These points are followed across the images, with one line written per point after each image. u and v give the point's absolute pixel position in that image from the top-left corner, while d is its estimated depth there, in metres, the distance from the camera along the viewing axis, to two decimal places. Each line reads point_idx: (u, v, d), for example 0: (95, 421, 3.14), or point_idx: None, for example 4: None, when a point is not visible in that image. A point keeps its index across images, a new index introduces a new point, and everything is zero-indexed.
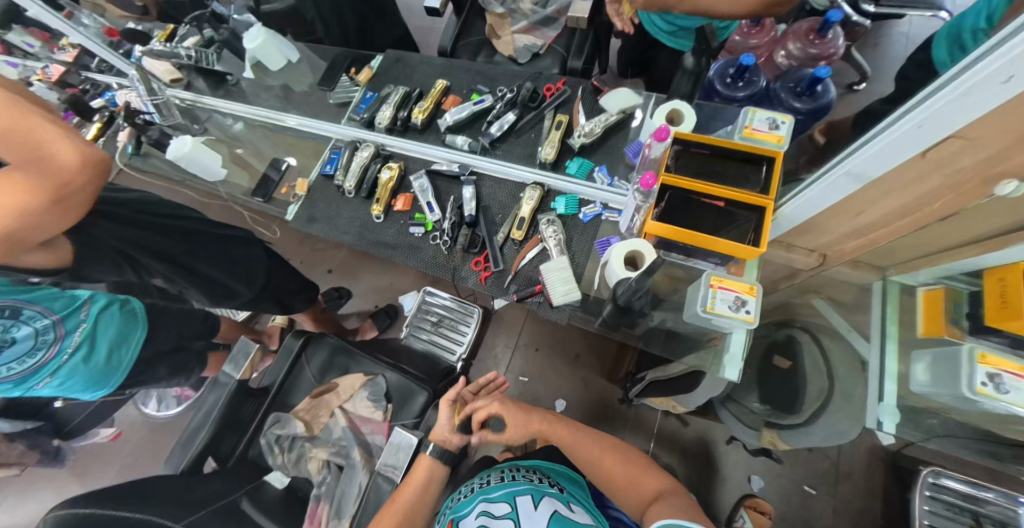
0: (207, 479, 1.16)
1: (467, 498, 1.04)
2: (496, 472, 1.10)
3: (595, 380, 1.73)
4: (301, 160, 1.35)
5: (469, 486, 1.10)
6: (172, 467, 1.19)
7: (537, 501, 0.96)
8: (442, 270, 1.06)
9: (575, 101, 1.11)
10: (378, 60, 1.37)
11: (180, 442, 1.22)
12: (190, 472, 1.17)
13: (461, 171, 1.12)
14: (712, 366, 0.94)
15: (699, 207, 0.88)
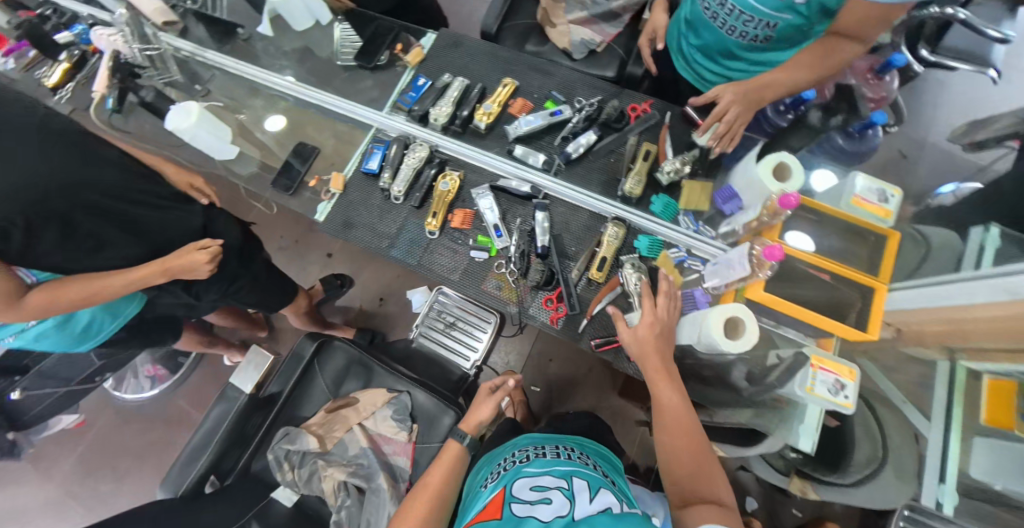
0: (210, 502, 1.03)
1: (514, 468, 0.87)
2: (559, 448, 0.93)
3: (606, 394, 1.71)
4: (331, 146, 1.17)
5: (520, 456, 0.92)
6: (169, 489, 1.05)
7: (594, 489, 0.75)
8: (507, 304, 0.96)
9: (663, 128, 1.02)
10: (430, 38, 1.19)
11: (182, 459, 1.09)
12: (191, 495, 1.03)
13: (533, 193, 1.01)
14: (780, 432, 0.91)
15: (807, 280, 0.85)
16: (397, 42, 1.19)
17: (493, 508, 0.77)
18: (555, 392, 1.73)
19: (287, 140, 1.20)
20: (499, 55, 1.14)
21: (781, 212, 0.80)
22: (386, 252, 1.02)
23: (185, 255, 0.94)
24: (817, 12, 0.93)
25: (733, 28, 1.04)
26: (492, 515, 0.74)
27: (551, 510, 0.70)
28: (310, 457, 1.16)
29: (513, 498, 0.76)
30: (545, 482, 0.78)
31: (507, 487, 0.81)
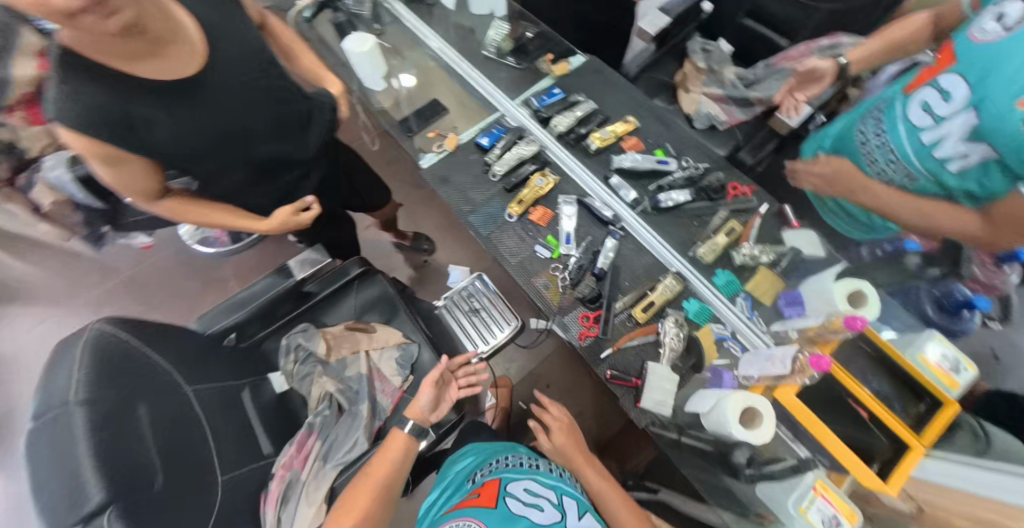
0: (223, 351, 1.10)
1: (504, 467, 0.96)
2: (546, 462, 1.04)
3: None
4: (458, 113, 1.30)
5: (512, 459, 1.01)
6: (201, 325, 1.15)
7: (581, 510, 0.87)
8: (546, 305, 1.01)
9: (755, 214, 1.04)
10: (579, 60, 1.29)
11: (223, 306, 1.19)
12: (216, 339, 1.12)
13: (612, 220, 1.06)
14: None
15: (845, 411, 0.79)
16: (551, 52, 1.32)
17: (487, 496, 0.86)
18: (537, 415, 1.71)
19: (424, 94, 1.35)
20: (632, 95, 1.23)
21: (842, 332, 0.79)
22: (465, 216, 1.11)
23: (292, 218, 1.07)
24: (963, 188, 0.96)
25: (875, 162, 1.08)
26: (485, 503, 0.84)
27: (543, 516, 0.81)
28: (313, 360, 1.23)
29: (508, 491, 0.86)
30: (535, 487, 0.89)
31: (502, 481, 0.90)
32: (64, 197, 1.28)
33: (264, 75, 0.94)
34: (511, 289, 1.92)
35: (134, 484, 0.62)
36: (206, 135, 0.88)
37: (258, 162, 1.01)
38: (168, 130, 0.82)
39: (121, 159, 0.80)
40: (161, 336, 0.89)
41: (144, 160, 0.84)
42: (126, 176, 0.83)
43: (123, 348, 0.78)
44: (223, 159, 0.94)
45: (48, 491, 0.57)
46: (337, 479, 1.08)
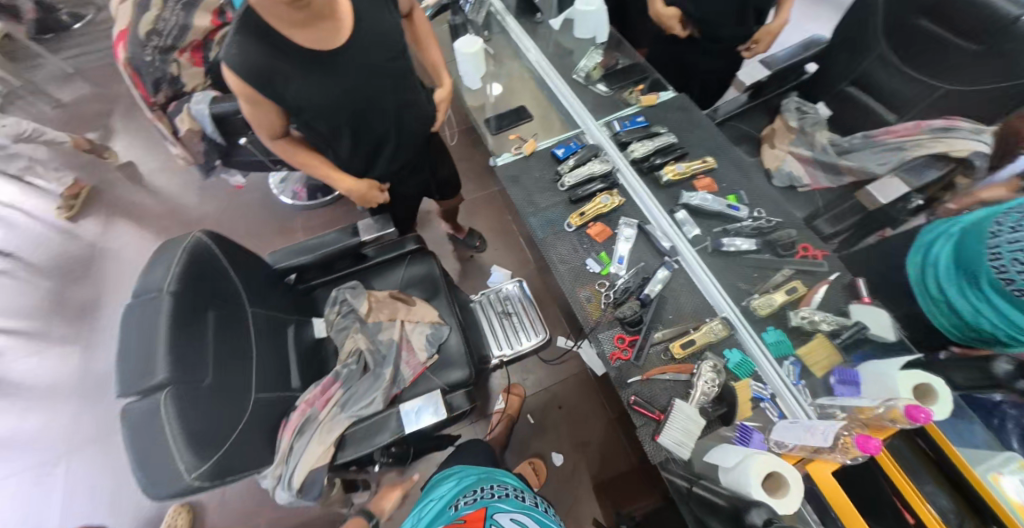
0: (277, 289, 1.30)
1: (488, 498, 0.93)
2: (535, 498, 1.02)
3: (581, 476, 1.65)
4: (541, 123, 1.35)
5: (498, 490, 0.98)
6: (274, 259, 1.33)
7: None
8: (584, 318, 1.01)
9: (822, 279, 0.99)
10: (669, 94, 1.30)
11: (295, 247, 1.35)
12: (276, 275, 1.31)
13: (669, 251, 1.06)
14: None
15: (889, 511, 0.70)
16: (641, 84, 1.34)
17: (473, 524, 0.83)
18: (543, 433, 1.73)
19: (515, 100, 1.43)
20: (718, 135, 1.20)
21: (902, 424, 0.70)
22: (527, 217, 1.14)
23: (371, 193, 1.18)
24: None
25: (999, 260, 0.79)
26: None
27: None
28: (352, 316, 1.35)
29: (493, 521, 0.83)
30: (521, 520, 0.86)
31: (487, 509, 0.88)
32: (197, 129, 1.46)
33: (394, 61, 1.02)
34: (549, 305, 1.93)
35: (188, 378, 0.87)
36: (331, 101, 0.97)
37: (359, 139, 1.09)
38: (299, 87, 0.92)
39: (257, 102, 0.92)
40: (234, 261, 1.14)
41: (275, 107, 0.95)
42: (258, 115, 0.95)
43: (207, 263, 1.04)
44: (339, 124, 1.03)
45: (132, 360, 0.85)
46: (350, 428, 1.13)
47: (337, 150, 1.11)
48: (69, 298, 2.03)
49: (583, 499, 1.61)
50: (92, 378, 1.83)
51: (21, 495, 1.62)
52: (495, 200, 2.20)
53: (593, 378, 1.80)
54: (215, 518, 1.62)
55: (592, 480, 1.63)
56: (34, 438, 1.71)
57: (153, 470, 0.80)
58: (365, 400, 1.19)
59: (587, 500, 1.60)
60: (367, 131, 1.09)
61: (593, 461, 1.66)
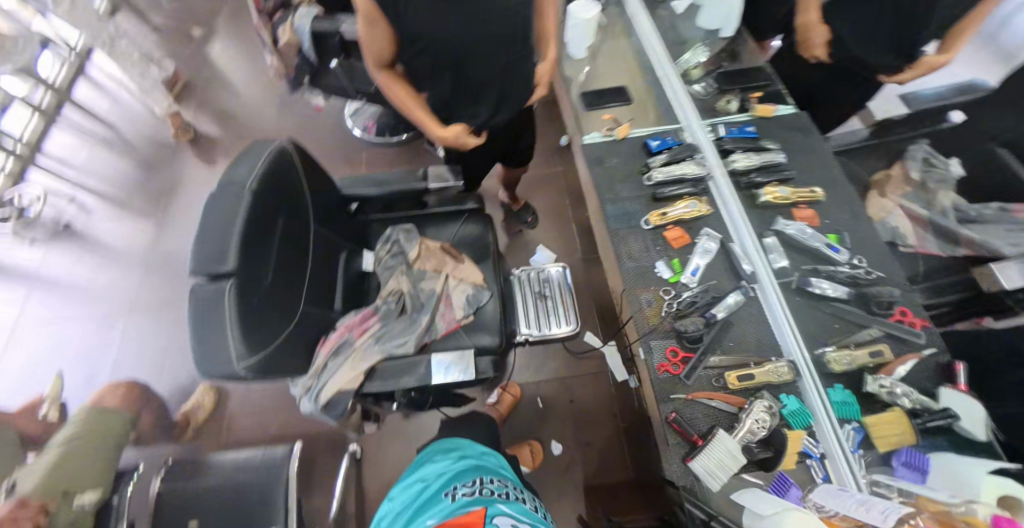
0: (339, 213, 1.34)
1: (489, 496, 0.84)
2: (533, 502, 0.93)
3: (574, 475, 1.61)
4: (639, 110, 1.26)
5: (498, 487, 0.89)
6: (342, 183, 1.36)
7: None
8: (639, 322, 0.96)
9: (914, 351, 0.88)
10: (789, 109, 1.17)
11: (364, 178, 1.36)
12: (341, 198, 1.34)
13: (748, 276, 0.97)
14: None
15: None
16: (760, 91, 1.21)
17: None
18: (547, 419, 1.70)
19: (616, 80, 1.34)
20: (836, 167, 1.08)
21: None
22: (603, 203, 1.08)
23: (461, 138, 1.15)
24: None
25: None
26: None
27: None
28: (400, 258, 1.37)
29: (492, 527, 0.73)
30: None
31: (488, 508, 0.78)
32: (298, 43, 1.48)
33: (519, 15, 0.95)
34: (587, 299, 1.87)
35: (249, 275, 0.94)
36: (444, 39, 0.93)
37: (455, 87, 1.05)
38: (418, 15, 0.90)
39: (372, 21, 0.93)
40: (311, 173, 1.20)
41: (388, 30, 0.96)
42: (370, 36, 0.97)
43: (285, 168, 1.11)
44: (443, 67, 0.99)
45: (207, 242, 0.92)
46: (381, 362, 1.14)
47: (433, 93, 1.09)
48: (152, 178, 2.26)
49: (570, 495, 1.59)
50: (158, 253, 2.09)
51: (84, 338, 1.91)
52: (558, 179, 2.13)
53: (611, 383, 1.74)
54: (234, 408, 1.77)
55: (584, 482, 1.60)
56: (102, 294, 1.99)
57: (207, 351, 0.88)
58: (398, 342, 1.19)
59: (572, 498, 1.58)
60: (470, 84, 1.04)
61: (591, 464, 1.63)
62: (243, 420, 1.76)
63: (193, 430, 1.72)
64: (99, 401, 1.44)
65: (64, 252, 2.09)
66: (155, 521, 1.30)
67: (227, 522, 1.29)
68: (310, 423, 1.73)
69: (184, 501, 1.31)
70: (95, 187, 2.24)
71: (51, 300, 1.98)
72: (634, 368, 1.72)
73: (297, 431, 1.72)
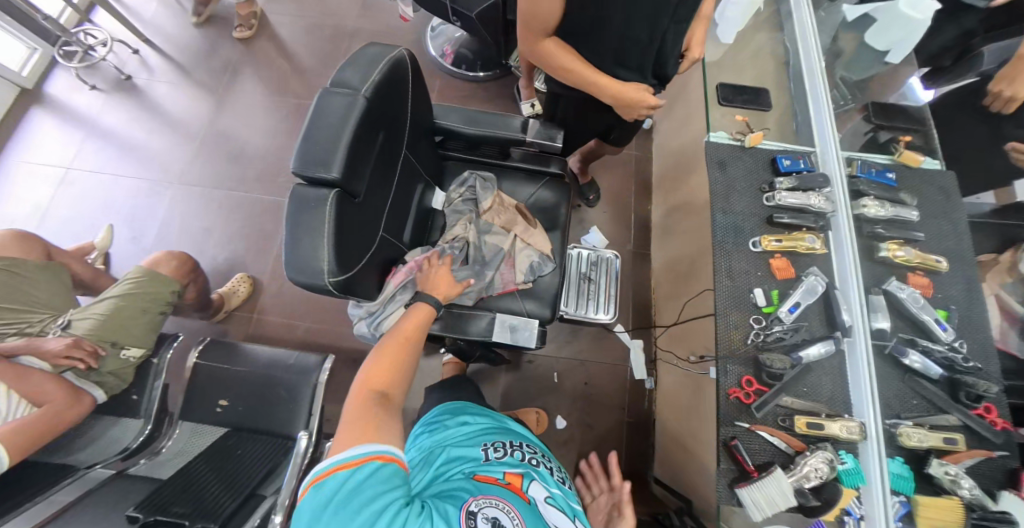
0: (429, 142, 1.28)
1: (526, 459, 0.88)
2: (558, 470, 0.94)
3: (573, 450, 1.65)
4: (770, 121, 1.18)
5: (532, 449, 0.93)
6: (440, 112, 1.29)
7: None
8: (720, 344, 0.95)
9: (986, 448, 0.88)
10: (932, 165, 1.09)
11: (464, 112, 1.29)
12: (434, 126, 1.27)
13: (844, 329, 0.94)
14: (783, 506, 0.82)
15: None
16: (908, 135, 1.13)
17: (515, 488, 0.78)
18: (561, 392, 1.72)
19: (751, 80, 1.24)
20: (965, 238, 1.02)
21: None
22: (714, 211, 1.03)
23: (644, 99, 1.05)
24: None
25: None
26: (517, 494, 0.77)
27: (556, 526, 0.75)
28: (471, 204, 1.31)
29: (530, 497, 0.78)
30: (555, 501, 0.80)
31: (525, 476, 0.82)
32: None
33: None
34: (629, 291, 1.85)
35: (349, 188, 0.91)
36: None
37: (604, 39, 0.95)
38: None
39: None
40: (418, 95, 1.13)
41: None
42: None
43: (400, 83, 1.04)
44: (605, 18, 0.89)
45: (314, 144, 0.87)
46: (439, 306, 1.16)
47: (579, 42, 0.99)
48: (217, 49, 2.16)
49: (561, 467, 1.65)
50: (216, 129, 2.04)
51: (134, 197, 1.92)
52: (629, 163, 2.03)
53: (628, 378, 1.74)
54: (266, 300, 1.81)
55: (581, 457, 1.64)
56: (157, 158, 1.98)
57: (299, 256, 0.86)
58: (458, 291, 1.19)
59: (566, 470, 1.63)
60: (624, 41, 0.94)
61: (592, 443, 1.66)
62: (272, 315, 1.79)
63: (225, 313, 1.75)
64: (153, 266, 1.44)
65: (124, 104, 2.06)
66: (190, 389, 1.36)
67: (256, 406, 1.36)
68: (335, 336, 1.76)
69: (216, 378, 1.36)
70: (161, 44, 2.15)
71: (106, 151, 1.98)
72: (655, 370, 1.73)
73: (322, 340, 1.75)
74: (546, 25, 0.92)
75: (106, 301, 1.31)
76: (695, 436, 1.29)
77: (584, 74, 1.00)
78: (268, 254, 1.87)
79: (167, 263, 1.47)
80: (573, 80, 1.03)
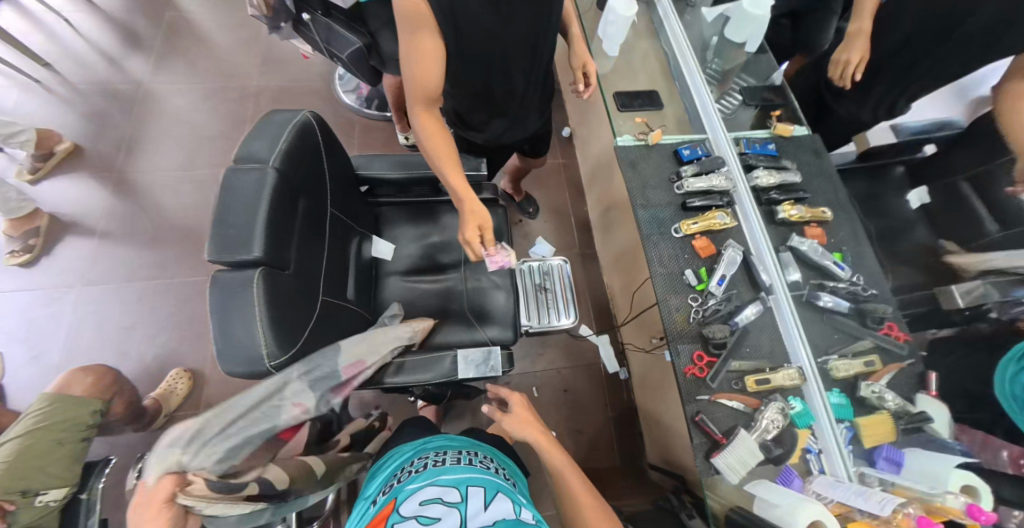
0: (357, 197, 1.28)
1: (404, 480, 0.79)
2: (461, 452, 0.88)
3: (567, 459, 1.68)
4: (668, 118, 1.31)
5: (418, 462, 0.85)
6: (361, 163, 1.28)
7: (490, 498, 0.72)
8: (669, 328, 1.03)
9: (898, 361, 1.03)
10: (802, 131, 1.27)
11: (387, 161, 1.30)
12: (358, 179, 1.27)
13: (766, 289, 1.06)
14: (749, 455, 0.90)
15: None
16: (779, 110, 1.31)
17: None
18: (542, 406, 1.74)
19: (642, 82, 1.37)
20: (842, 187, 1.19)
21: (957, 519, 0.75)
22: (636, 208, 1.12)
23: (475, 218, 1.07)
24: None
25: None
26: None
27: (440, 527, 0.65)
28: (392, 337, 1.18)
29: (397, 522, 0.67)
30: (433, 496, 0.71)
31: (397, 502, 0.73)
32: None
33: (548, 4, 0.96)
34: (585, 292, 1.93)
35: (276, 261, 0.88)
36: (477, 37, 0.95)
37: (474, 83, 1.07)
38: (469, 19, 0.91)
39: (424, 37, 0.89)
40: (333, 151, 1.12)
41: (440, 45, 0.92)
42: (420, 52, 0.90)
43: (311, 146, 1.02)
44: (486, 52, 0.99)
45: (222, 232, 0.83)
46: (200, 477, 0.86)
47: (474, 79, 1.05)
48: (103, 131, 2.05)
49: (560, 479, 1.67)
50: (115, 219, 1.89)
51: (29, 311, 1.71)
52: (559, 173, 2.13)
53: (604, 375, 1.81)
54: (212, 390, 1.68)
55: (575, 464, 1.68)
56: (47, 262, 1.79)
57: (235, 343, 0.82)
58: (248, 436, 0.95)
59: None
60: (493, 77, 1.06)
61: (582, 447, 1.70)
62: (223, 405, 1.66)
63: (166, 414, 1.59)
64: (65, 387, 1.27)
65: None
66: None
67: None
68: None
69: None
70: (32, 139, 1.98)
71: None
72: (625, 361, 1.81)
73: None
74: (437, 83, 0.97)
75: (8, 444, 1.12)
76: (673, 415, 1.37)
77: (438, 149, 1.05)
78: (205, 340, 1.74)
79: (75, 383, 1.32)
80: (432, 152, 1.05)
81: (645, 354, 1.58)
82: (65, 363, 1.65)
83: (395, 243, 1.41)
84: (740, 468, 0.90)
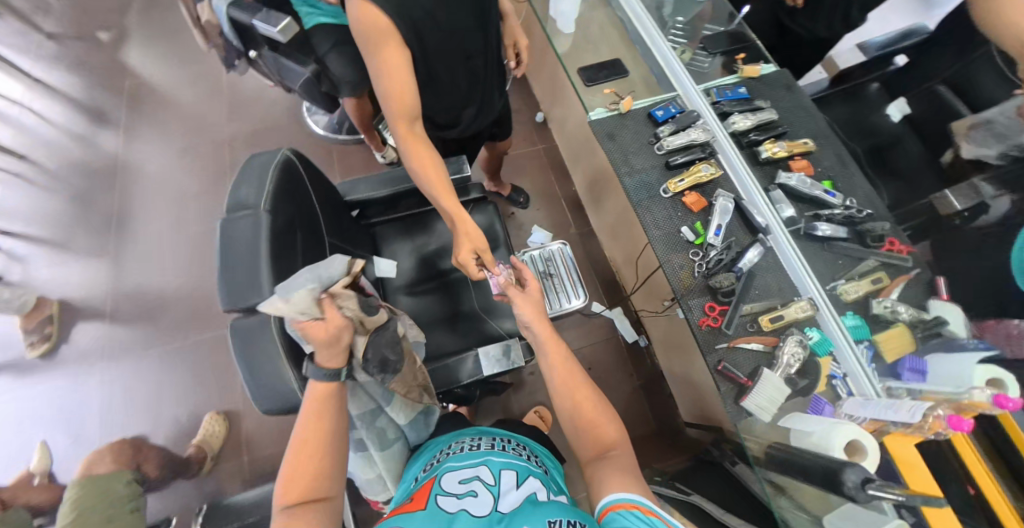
0: (350, 221, 1.29)
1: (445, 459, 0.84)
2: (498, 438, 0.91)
3: None
4: (636, 82, 1.32)
5: (456, 445, 0.89)
6: (347, 188, 1.30)
7: (520, 481, 0.75)
8: (676, 286, 1.05)
9: (904, 274, 1.05)
10: (769, 68, 1.28)
11: (372, 181, 1.32)
12: (348, 204, 1.28)
13: (763, 230, 1.08)
14: (776, 393, 0.93)
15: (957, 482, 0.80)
16: (743, 53, 1.32)
17: (417, 500, 0.74)
18: None
19: (604, 52, 1.38)
20: (819, 116, 1.21)
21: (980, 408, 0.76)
22: (622, 177, 1.14)
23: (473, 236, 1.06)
24: None
25: None
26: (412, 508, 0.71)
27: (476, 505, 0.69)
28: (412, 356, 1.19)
29: (436, 497, 0.72)
30: (471, 477, 0.75)
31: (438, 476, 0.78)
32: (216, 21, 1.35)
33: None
34: (589, 269, 1.95)
35: None
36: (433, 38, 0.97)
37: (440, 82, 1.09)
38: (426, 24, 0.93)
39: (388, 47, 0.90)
40: (318, 181, 1.13)
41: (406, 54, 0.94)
42: (387, 63, 0.91)
43: (296, 180, 1.04)
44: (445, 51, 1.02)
45: (232, 280, 0.86)
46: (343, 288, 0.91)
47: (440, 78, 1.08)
48: (91, 208, 2.07)
49: None
50: (122, 290, 1.92)
51: (60, 393, 1.75)
52: (540, 158, 2.15)
53: (623, 346, 1.84)
54: (248, 433, 1.71)
55: None
56: (65, 345, 1.82)
57: (266, 383, 0.85)
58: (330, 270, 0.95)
59: None
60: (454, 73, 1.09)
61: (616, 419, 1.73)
62: (262, 445, 1.69)
63: (211, 462, 1.62)
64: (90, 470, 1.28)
65: None
66: None
67: None
68: None
69: None
70: (26, 230, 2.01)
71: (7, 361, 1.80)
72: (642, 328, 1.83)
73: None
74: (412, 94, 0.96)
75: None
76: (697, 370, 1.40)
77: (427, 168, 1.04)
78: (233, 387, 1.77)
79: (101, 461, 1.35)
80: (421, 172, 1.04)
81: (659, 317, 1.60)
82: (105, 437, 1.69)
83: (395, 259, 1.43)
84: (771, 407, 0.92)
